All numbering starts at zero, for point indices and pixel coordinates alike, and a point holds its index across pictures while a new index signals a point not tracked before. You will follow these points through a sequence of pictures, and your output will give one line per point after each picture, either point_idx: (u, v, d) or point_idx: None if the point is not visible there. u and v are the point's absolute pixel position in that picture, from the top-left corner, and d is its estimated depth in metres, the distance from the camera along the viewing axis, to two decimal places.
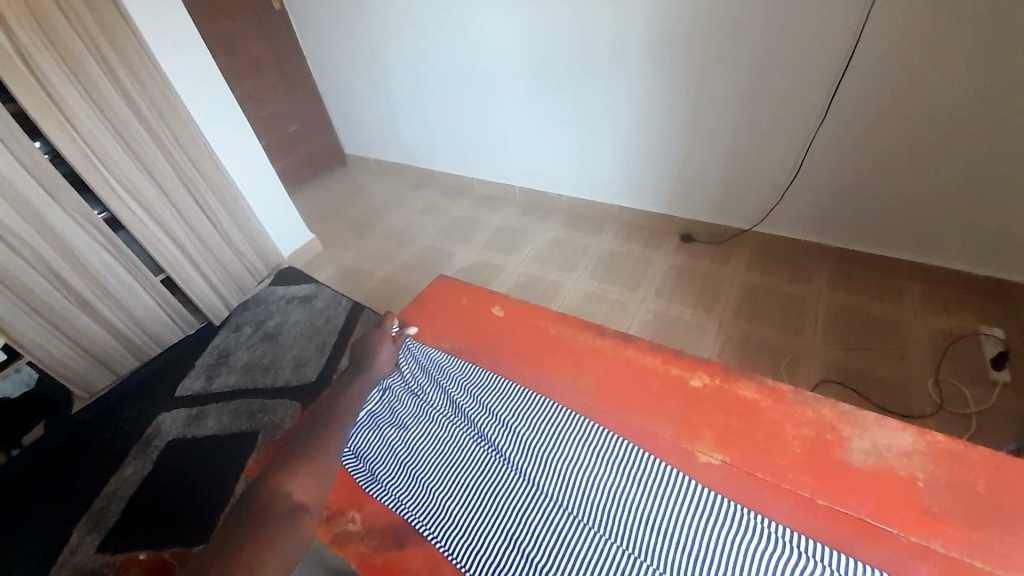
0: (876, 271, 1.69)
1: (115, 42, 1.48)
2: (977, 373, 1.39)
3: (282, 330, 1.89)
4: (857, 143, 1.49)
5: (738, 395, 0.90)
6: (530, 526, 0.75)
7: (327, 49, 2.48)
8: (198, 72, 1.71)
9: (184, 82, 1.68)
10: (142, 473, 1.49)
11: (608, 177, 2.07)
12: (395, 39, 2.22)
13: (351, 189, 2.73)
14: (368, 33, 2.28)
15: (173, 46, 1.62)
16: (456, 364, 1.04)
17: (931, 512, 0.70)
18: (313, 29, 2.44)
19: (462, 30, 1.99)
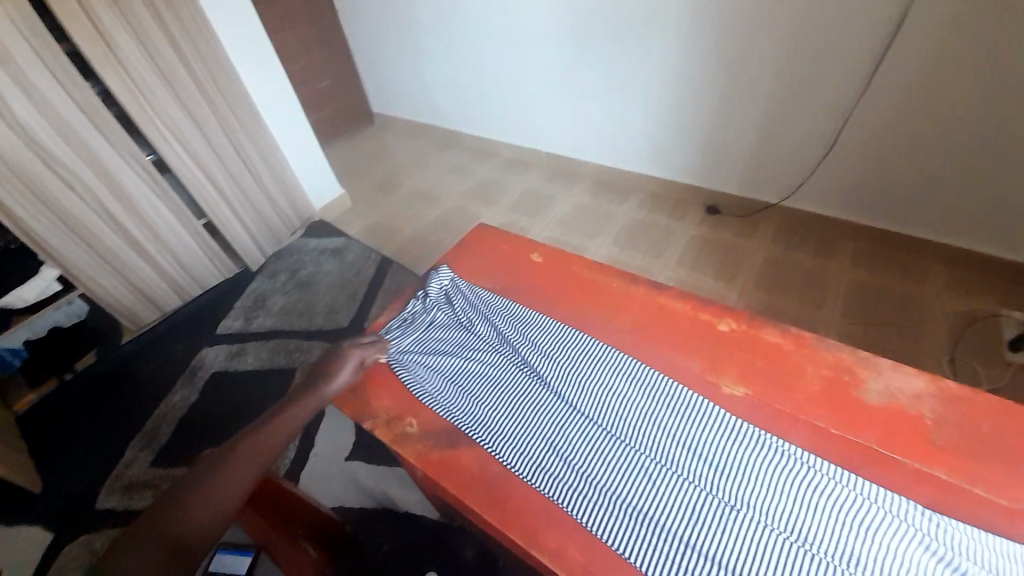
0: (903, 250, 1.67)
1: None
2: (993, 355, 1.40)
3: (315, 279, 2.00)
4: (900, 111, 1.43)
5: (762, 337, 0.76)
6: (560, 444, 0.67)
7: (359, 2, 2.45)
8: (238, 16, 1.74)
9: (225, 26, 1.72)
10: (189, 400, 1.64)
11: (637, 145, 2.04)
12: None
13: (379, 148, 2.76)
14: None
15: None
16: (480, 289, 0.92)
17: (954, 451, 0.61)
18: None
19: None
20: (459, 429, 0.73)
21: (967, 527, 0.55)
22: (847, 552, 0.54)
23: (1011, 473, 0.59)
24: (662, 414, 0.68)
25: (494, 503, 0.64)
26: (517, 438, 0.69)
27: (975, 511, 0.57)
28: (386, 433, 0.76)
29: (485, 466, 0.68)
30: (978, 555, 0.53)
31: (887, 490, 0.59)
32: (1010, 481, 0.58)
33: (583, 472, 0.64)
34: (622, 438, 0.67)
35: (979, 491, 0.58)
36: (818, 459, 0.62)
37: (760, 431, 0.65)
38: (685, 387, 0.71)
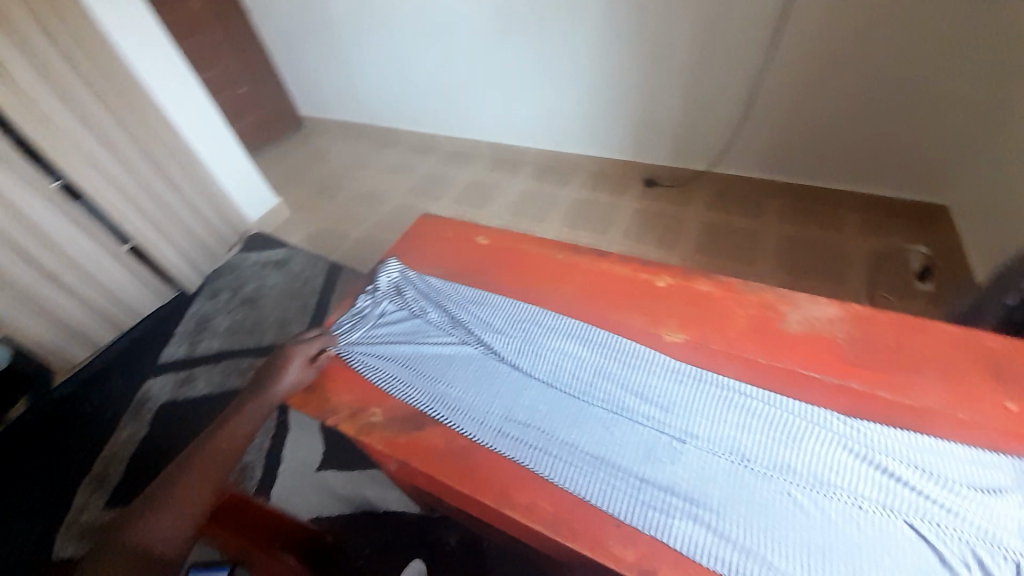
0: (820, 202, 1.82)
1: None
2: (905, 286, 1.57)
3: (261, 294, 1.92)
4: (803, 71, 1.56)
5: (695, 288, 0.82)
6: (521, 412, 0.70)
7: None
8: (136, 22, 1.63)
9: (124, 34, 1.61)
10: (139, 435, 1.55)
11: (572, 126, 2.09)
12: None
13: (312, 153, 2.67)
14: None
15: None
16: (429, 277, 0.93)
17: (863, 363, 0.70)
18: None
19: None
20: (424, 410, 0.74)
21: (877, 425, 0.63)
22: (782, 461, 0.61)
23: (908, 375, 0.68)
24: (613, 370, 0.72)
25: (465, 473, 0.67)
26: (481, 411, 0.72)
27: (883, 410, 0.65)
28: (351, 426, 0.76)
29: (452, 441, 0.70)
30: (885, 445, 0.61)
31: (810, 403, 0.66)
32: (909, 381, 0.67)
33: (546, 432, 0.68)
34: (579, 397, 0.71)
35: (885, 394, 0.67)
36: (752, 387, 0.68)
37: (700, 370, 0.71)
38: (632, 341, 0.76)
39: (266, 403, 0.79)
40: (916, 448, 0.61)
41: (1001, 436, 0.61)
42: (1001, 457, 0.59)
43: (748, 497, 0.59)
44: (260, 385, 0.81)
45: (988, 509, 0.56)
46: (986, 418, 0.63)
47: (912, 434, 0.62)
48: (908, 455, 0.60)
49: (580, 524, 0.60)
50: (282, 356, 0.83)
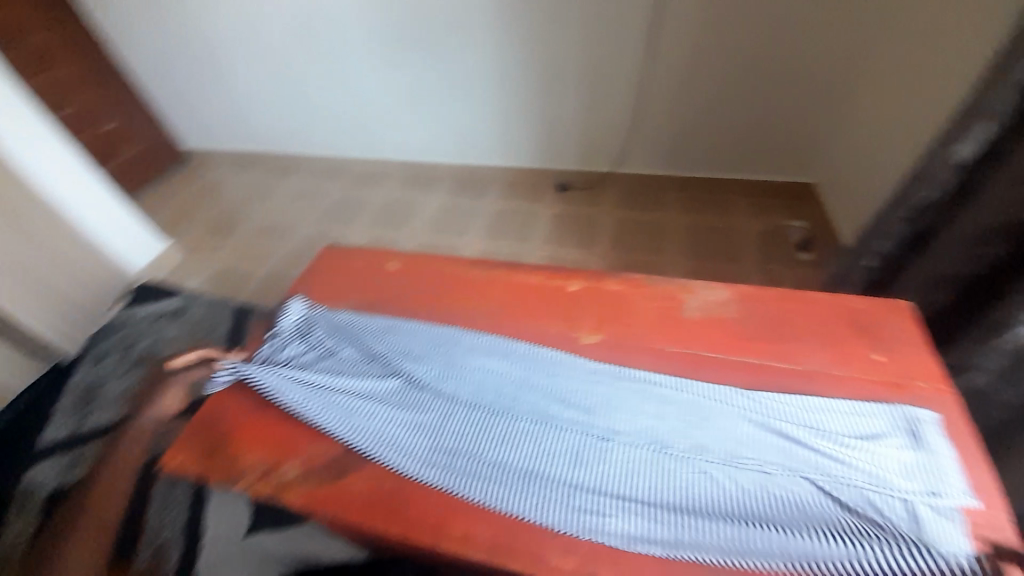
0: (713, 191, 2.00)
1: None
2: (789, 258, 1.75)
3: (158, 350, 1.68)
4: (682, 72, 1.76)
5: (605, 287, 0.86)
6: (448, 437, 0.68)
7: (142, 26, 2.17)
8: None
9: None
10: (32, 527, 1.34)
11: (482, 138, 2.12)
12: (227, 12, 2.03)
13: (204, 188, 2.44)
14: (192, 7, 2.05)
15: None
16: (338, 312, 0.88)
17: (756, 337, 0.77)
18: (120, 7, 2.12)
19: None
20: (346, 455, 0.70)
21: (774, 395, 0.70)
22: (699, 443, 0.65)
23: (792, 342, 0.76)
24: (535, 379, 0.73)
25: (396, 514, 0.64)
26: (407, 445, 0.69)
27: (777, 377, 0.72)
28: (265, 486, 0.69)
29: (377, 483, 0.66)
30: (781, 411, 0.68)
31: (716, 383, 0.72)
32: (794, 347, 0.75)
33: (476, 455, 0.66)
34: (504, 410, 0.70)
35: (776, 362, 0.73)
36: (662, 376, 0.72)
37: (614, 368, 0.74)
38: (548, 349, 0.78)
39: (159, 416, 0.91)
40: (806, 409, 0.68)
41: (870, 382, 0.70)
42: (873, 404, 0.68)
43: (673, 483, 0.61)
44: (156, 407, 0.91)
45: (872, 453, 0.62)
46: (856, 370, 0.72)
47: (802, 397, 0.69)
48: (801, 416, 0.67)
49: (519, 542, 0.60)
50: None
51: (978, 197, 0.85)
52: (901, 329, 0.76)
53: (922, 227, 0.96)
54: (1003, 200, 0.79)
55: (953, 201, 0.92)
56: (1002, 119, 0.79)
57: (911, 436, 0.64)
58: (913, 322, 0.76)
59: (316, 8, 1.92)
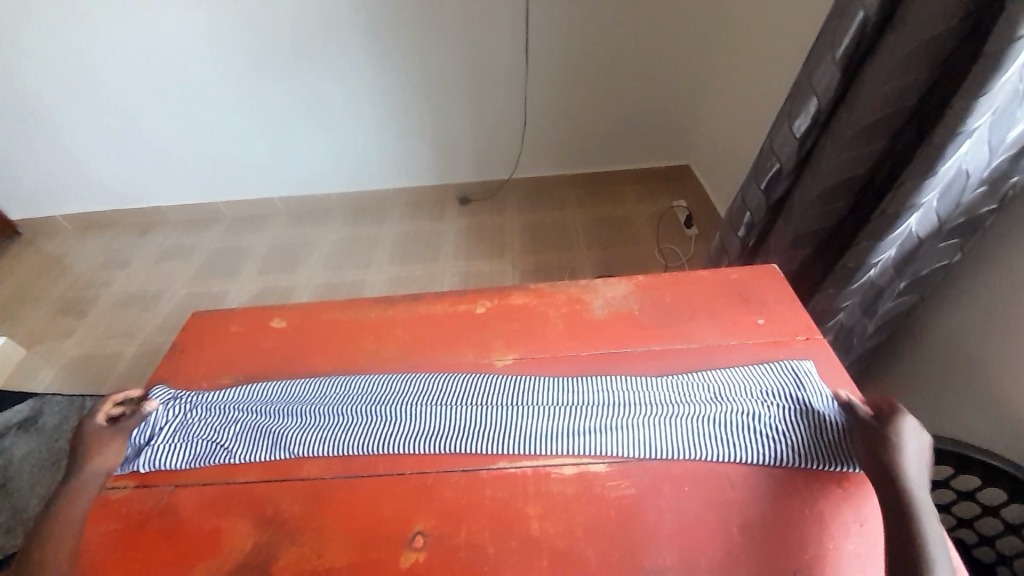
0: (603, 184, 2.10)
1: None
2: (680, 235, 1.89)
3: (3, 477, 1.35)
4: (557, 75, 1.82)
5: (512, 303, 0.84)
6: (363, 511, 0.59)
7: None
8: None
9: None
10: None
11: (370, 163, 2.02)
12: (41, 58, 1.73)
13: (41, 265, 2.04)
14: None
15: None
16: (213, 389, 0.74)
17: (657, 325, 0.79)
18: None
19: (140, 35, 1.69)
20: (246, 565, 0.56)
21: (689, 377, 0.69)
22: (631, 443, 0.62)
23: (691, 323, 0.79)
24: (447, 417, 0.66)
25: None
26: (318, 532, 0.58)
27: (684, 358, 0.74)
28: None
29: None
30: (694, 391, 0.67)
31: (635, 379, 0.70)
32: (691, 327, 0.78)
33: (400, 523, 0.58)
34: (421, 464, 0.63)
35: (682, 344, 0.76)
36: (580, 380, 0.70)
37: (532, 381, 0.71)
38: (463, 376, 0.72)
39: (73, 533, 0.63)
40: (719, 384, 0.68)
41: (760, 345, 0.75)
42: (770, 364, 0.70)
43: (610, 494, 0.59)
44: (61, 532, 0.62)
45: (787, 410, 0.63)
46: (747, 336, 0.76)
47: (711, 373, 0.70)
48: (713, 392, 0.66)
49: None
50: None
51: (817, 162, 0.96)
52: (777, 290, 0.83)
53: (779, 195, 1.07)
54: (839, 161, 0.90)
55: (798, 169, 1.03)
56: (825, 92, 0.91)
57: (812, 387, 0.66)
58: (783, 282, 0.84)
59: (158, 46, 1.71)
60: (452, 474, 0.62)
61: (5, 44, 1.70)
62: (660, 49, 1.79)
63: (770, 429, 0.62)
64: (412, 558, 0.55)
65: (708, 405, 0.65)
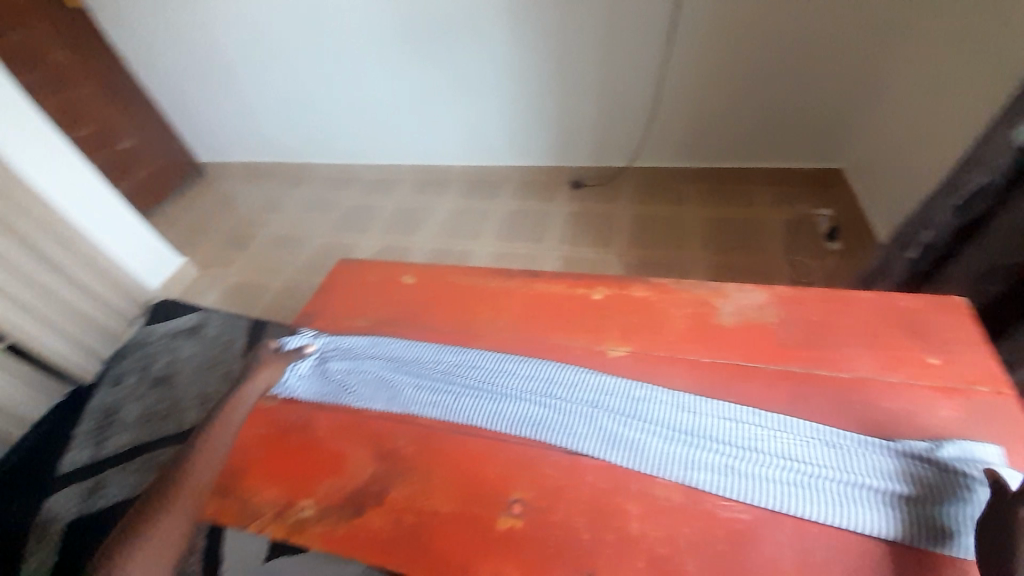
0: (731, 183, 1.92)
1: None
2: (818, 249, 1.68)
3: (175, 370, 1.67)
4: (703, 61, 1.65)
5: (631, 295, 0.81)
6: (468, 467, 0.62)
7: (151, 46, 2.16)
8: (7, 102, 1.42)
9: None
10: (46, 565, 1.27)
11: (493, 139, 2.06)
12: (234, 25, 1.99)
13: (218, 202, 2.44)
14: (200, 22, 2.03)
15: None
16: (348, 336, 0.82)
17: (797, 344, 0.70)
18: (125, 24, 2.10)
19: (309, 13, 1.86)
20: (362, 490, 0.62)
21: (850, 434, 0.59)
22: (752, 472, 0.57)
23: (843, 348, 0.69)
24: (552, 401, 0.66)
25: (415, 554, 0.56)
26: (425, 477, 0.62)
27: (825, 385, 0.65)
28: (278, 528, 0.62)
29: (400, 520, 0.59)
30: (860, 455, 0.57)
31: (762, 409, 0.63)
32: (840, 354, 0.68)
33: (500, 488, 0.60)
34: (525, 436, 0.64)
35: (828, 372, 0.66)
36: (699, 395, 0.65)
37: (647, 386, 0.67)
38: (575, 367, 0.71)
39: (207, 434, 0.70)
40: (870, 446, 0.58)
41: (928, 390, 0.63)
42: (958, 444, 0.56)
43: (721, 514, 0.55)
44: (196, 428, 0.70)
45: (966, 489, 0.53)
46: (913, 376, 0.65)
47: (888, 441, 0.58)
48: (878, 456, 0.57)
49: None
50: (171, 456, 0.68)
51: None
52: (963, 330, 0.69)
53: (976, 216, 0.89)
54: None
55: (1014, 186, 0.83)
56: None
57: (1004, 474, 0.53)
58: (971, 321, 0.69)
59: (323, 21, 1.87)
60: (553, 453, 0.62)
61: (209, 12, 1.98)
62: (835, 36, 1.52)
63: (956, 522, 0.52)
64: (509, 522, 0.57)
65: (877, 477, 0.55)
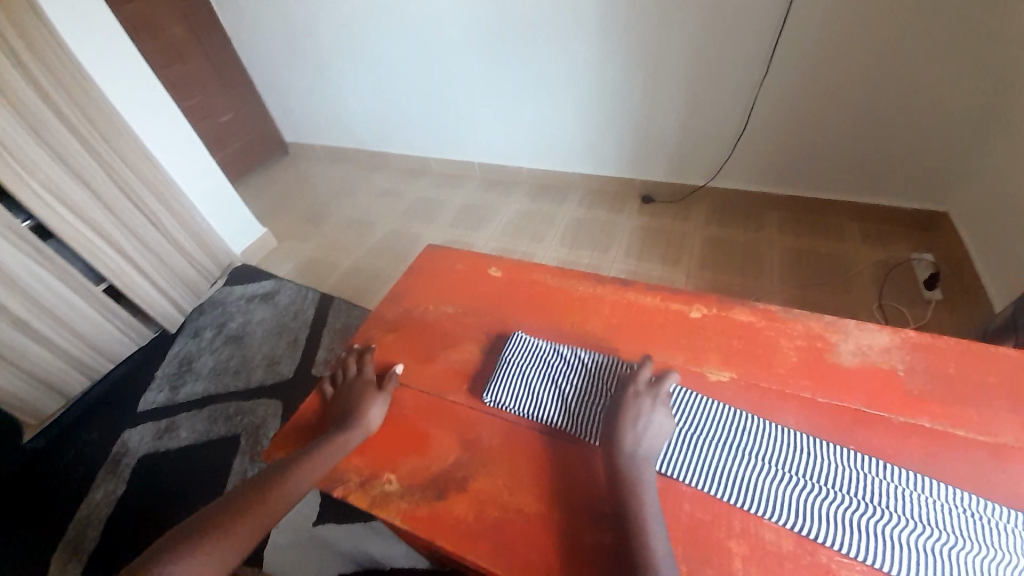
0: (822, 215, 1.80)
1: (27, 36, 1.27)
2: (914, 296, 1.54)
3: (247, 331, 1.77)
4: (807, 83, 1.54)
5: (733, 318, 0.76)
6: (554, 476, 0.61)
7: (254, 30, 2.29)
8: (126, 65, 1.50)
9: (109, 79, 1.48)
10: (115, 495, 1.36)
11: (566, 146, 2.05)
12: (329, 15, 2.08)
13: (300, 179, 2.58)
14: (297, 9, 2.12)
15: (91, 37, 1.42)
16: (562, 346, 0.75)
17: (929, 397, 0.63)
18: (233, 7, 2.24)
19: (403, 10, 1.92)
20: (447, 474, 0.64)
21: (996, 505, 0.53)
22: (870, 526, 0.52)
23: (983, 409, 0.61)
24: (652, 414, 0.60)
25: (496, 549, 0.56)
26: (508, 472, 0.62)
27: (961, 448, 0.58)
28: (362, 497, 0.64)
29: (483, 512, 0.59)
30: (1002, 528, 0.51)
31: (888, 461, 0.58)
32: (981, 414, 0.61)
33: (587, 499, 0.59)
34: (639, 445, 0.58)
35: (966, 434, 0.59)
36: (809, 435, 0.60)
37: (751, 416, 0.63)
38: (671, 382, 0.68)
39: (331, 451, 0.66)
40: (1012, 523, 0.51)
41: None
42: None
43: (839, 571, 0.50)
44: (324, 436, 0.68)
45: None
46: None
47: None
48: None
49: None
50: (297, 456, 0.66)
51: None
52: None
53: None
54: None
55: None
56: None
57: None
58: None
59: (415, 17, 1.92)
60: (650, 468, 0.57)
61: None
62: (963, 71, 1.37)
63: None
64: (597, 535, 0.55)
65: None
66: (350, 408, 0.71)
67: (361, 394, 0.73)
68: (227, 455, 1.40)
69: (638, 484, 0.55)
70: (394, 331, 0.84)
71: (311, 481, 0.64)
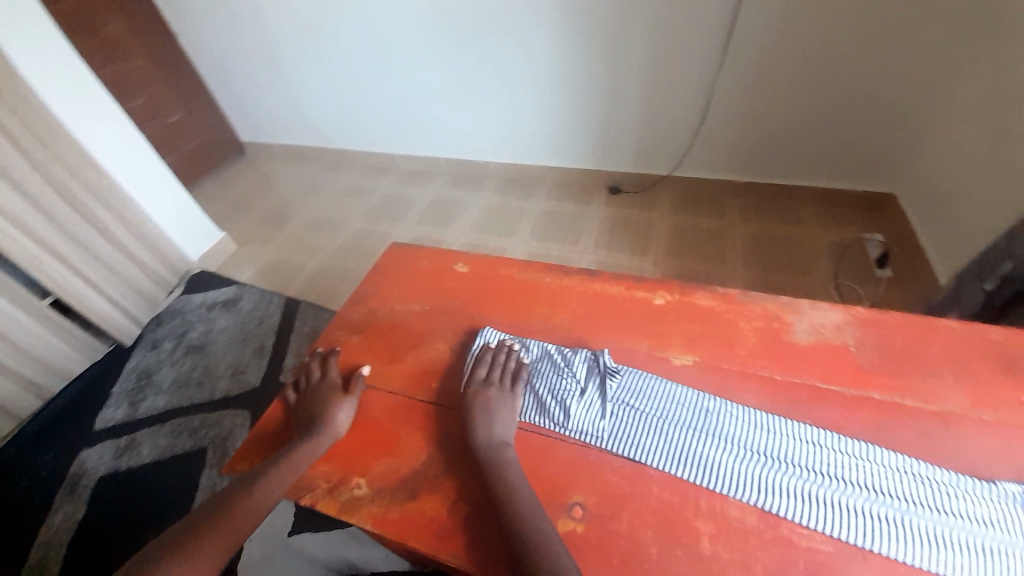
0: (779, 201, 1.86)
1: None
2: (866, 275, 1.61)
3: (209, 339, 1.70)
4: (761, 72, 1.59)
5: (695, 303, 0.78)
6: (525, 470, 0.61)
7: (201, 26, 2.18)
8: (62, 63, 1.40)
9: (44, 79, 1.38)
10: (76, 518, 1.29)
11: (532, 141, 2.05)
12: (281, 9, 2.00)
13: (259, 180, 2.48)
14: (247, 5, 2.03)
15: (21, 33, 1.31)
16: (532, 341, 0.75)
17: (878, 370, 0.66)
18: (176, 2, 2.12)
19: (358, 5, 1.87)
20: (419, 475, 0.63)
21: (941, 470, 0.56)
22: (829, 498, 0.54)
23: (926, 378, 0.65)
24: (501, 406, 0.66)
25: (472, 544, 0.56)
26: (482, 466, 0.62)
27: (908, 416, 0.61)
28: (331, 504, 0.63)
29: (455, 510, 0.59)
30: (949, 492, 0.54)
31: (843, 434, 0.60)
32: (925, 383, 0.64)
33: (559, 491, 0.59)
34: (491, 434, 0.63)
35: (912, 403, 0.62)
36: (769, 413, 0.62)
37: (714, 397, 0.65)
38: (637, 369, 0.69)
39: (301, 459, 0.65)
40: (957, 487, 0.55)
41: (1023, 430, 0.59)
42: None
43: (801, 542, 0.52)
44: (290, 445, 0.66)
45: None
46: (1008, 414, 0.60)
47: (984, 481, 0.55)
48: (967, 495, 0.53)
49: None
50: (263, 467, 0.64)
51: None
52: None
53: None
54: None
55: None
56: None
57: None
58: None
59: (371, 12, 1.87)
60: (507, 450, 0.62)
61: None
62: (904, 59, 1.44)
63: None
64: (569, 526, 0.56)
65: (973, 518, 0.52)
66: (316, 414, 0.69)
67: (327, 399, 0.71)
68: (195, 470, 1.35)
69: (493, 464, 0.60)
70: (360, 332, 0.82)
71: (278, 491, 0.62)
